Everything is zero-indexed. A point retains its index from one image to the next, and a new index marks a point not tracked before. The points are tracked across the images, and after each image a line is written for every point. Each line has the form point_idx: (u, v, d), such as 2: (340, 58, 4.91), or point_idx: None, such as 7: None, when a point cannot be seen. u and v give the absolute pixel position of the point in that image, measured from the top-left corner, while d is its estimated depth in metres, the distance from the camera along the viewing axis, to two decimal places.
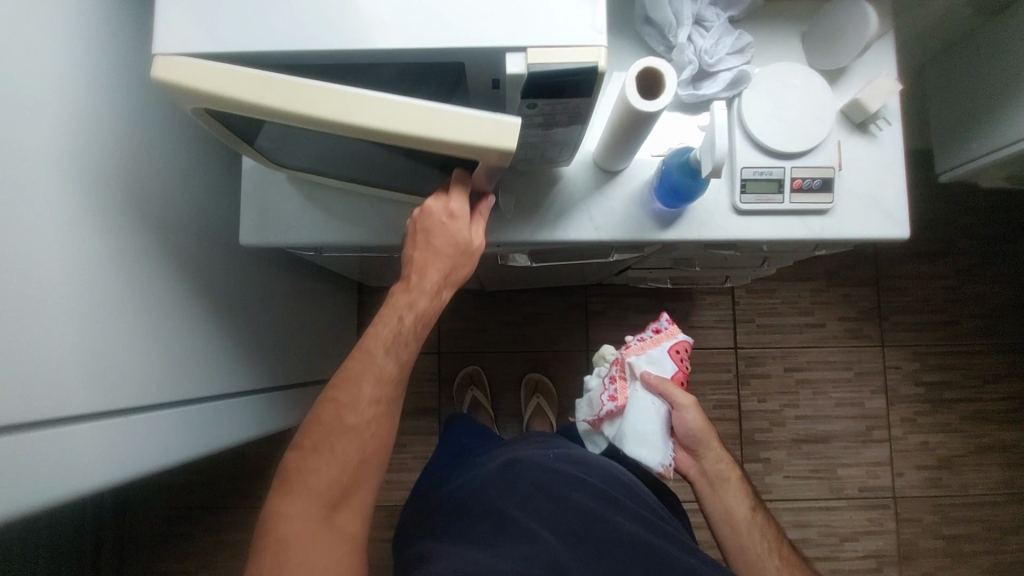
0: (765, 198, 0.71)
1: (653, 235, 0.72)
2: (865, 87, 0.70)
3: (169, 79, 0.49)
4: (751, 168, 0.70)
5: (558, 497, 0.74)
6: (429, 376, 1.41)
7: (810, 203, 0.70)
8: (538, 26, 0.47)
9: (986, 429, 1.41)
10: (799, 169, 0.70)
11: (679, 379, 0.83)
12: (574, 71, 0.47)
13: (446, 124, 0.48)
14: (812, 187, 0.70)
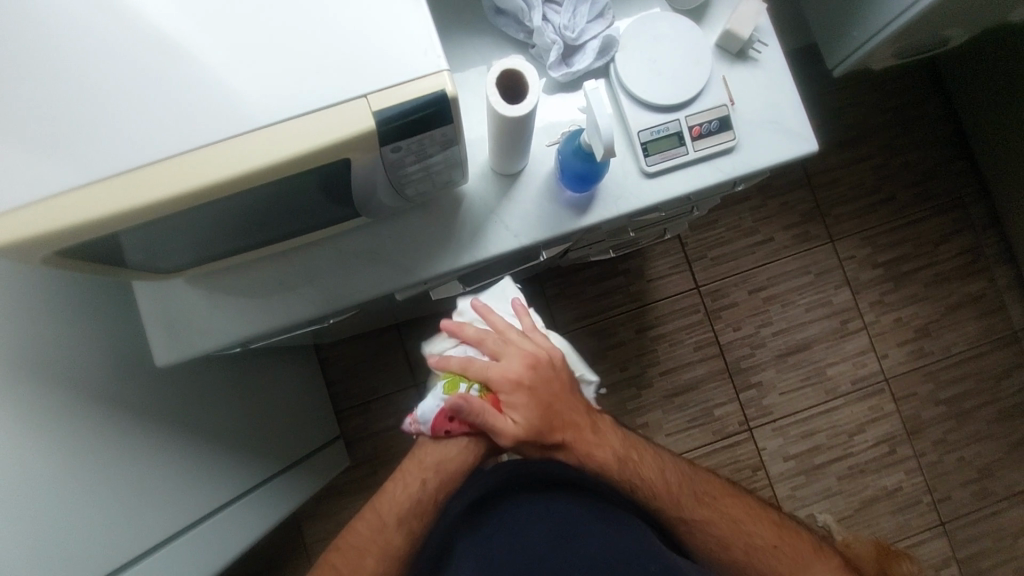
0: (670, 155, 0.69)
1: (572, 224, 0.70)
2: (732, 15, 0.69)
3: (4, 242, 0.44)
4: (646, 129, 0.69)
5: (525, 528, 0.77)
6: None
7: (715, 146, 0.69)
8: (373, 68, 0.43)
9: (950, 289, 1.45)
10: (693, 116, 0.69)
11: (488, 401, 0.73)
12: (425, 106, 0.44)
13: (299, 139, 0.44)
14: (711, 130, 0.69)
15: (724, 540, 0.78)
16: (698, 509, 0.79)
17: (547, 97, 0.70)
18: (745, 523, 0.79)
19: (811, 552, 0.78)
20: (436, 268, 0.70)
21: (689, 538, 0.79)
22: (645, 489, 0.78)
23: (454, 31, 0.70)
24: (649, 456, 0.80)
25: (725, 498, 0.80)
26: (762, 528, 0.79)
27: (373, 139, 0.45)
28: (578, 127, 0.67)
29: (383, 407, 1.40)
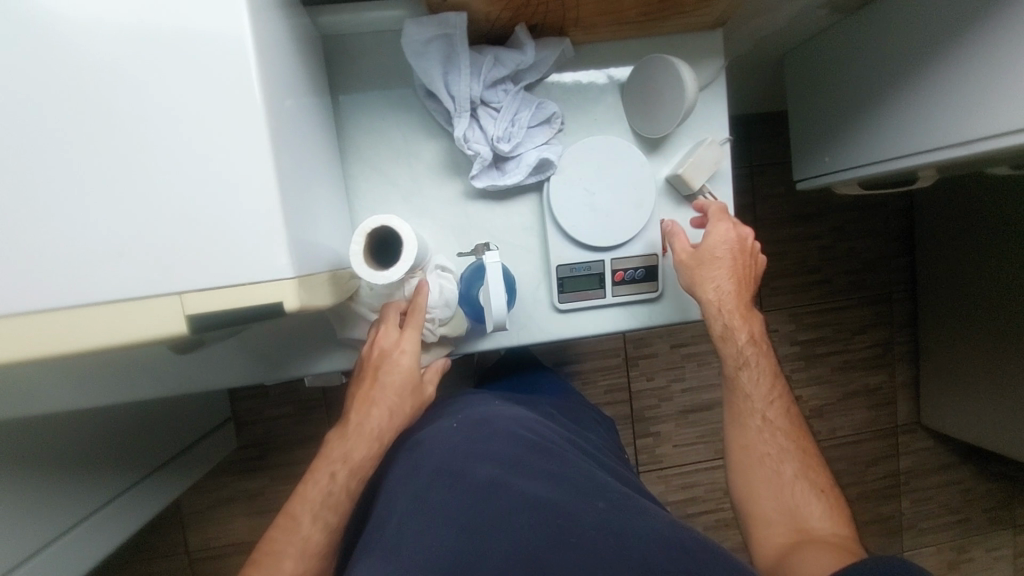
0: (586, 295, 0.63)
1: (468, 347, 0.63)
2: (689, 156, 0.61)
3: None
4: (565, 264, 0.62)
5: (464, 471, 0.52)
6: (315, 402, 1.36)
7: (635, 296, 0.63)
8: (204, 263, 0.35)
9: (853, 376, 1.51)
10: (620, 259, 0.63)
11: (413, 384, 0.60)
12: (253, 313, 0.36)
13: (127, 325, 0.35)
14: (635, 277, 0.63)
15: (754, 463, 0.62)
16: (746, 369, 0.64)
17: (465, 203, 0.61)
18: (791, 453, 0.61)
19: (814, 514, 0.59)
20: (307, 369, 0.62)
21: (747, 434, 0.63)
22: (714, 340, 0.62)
23: (376, 99, 0.59)
24: (721, 276, 0.60)
25: (767, 379, 0.64)
26: (791, 460, 0.61)
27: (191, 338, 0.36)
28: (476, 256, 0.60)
29: (281, 395, 1.35)
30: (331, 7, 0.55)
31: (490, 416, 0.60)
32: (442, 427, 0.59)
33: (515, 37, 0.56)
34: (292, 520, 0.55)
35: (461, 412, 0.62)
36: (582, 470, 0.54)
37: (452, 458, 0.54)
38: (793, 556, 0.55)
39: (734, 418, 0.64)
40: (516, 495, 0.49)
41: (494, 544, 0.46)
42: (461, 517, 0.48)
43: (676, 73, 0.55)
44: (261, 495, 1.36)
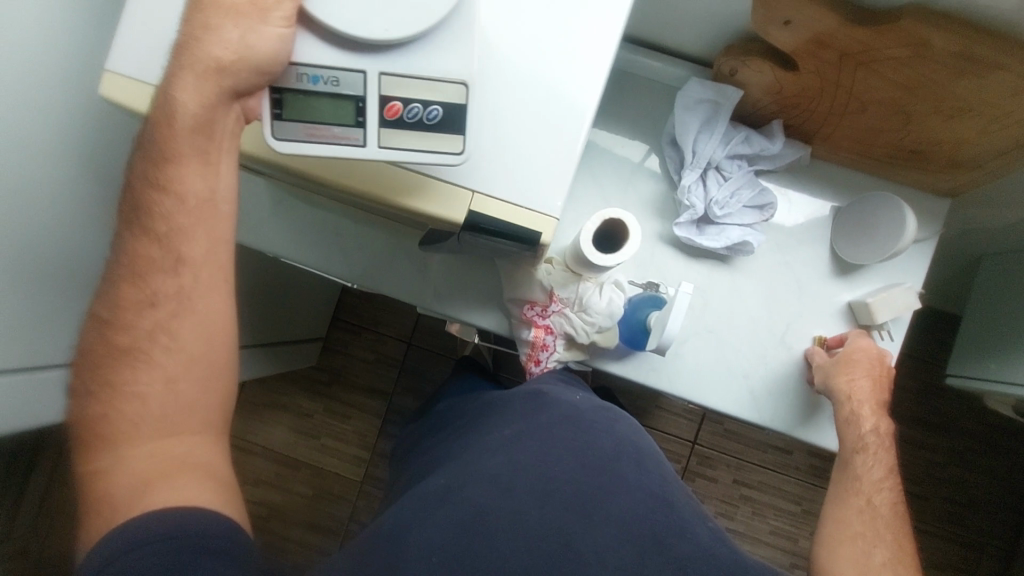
0: (328, 133, 0.41)
1: (603, 364, 0.67)
2: (880, 291, 0.64)
3: (112, 97, 0.44)
4: (324, 72, 0.41)
5: (585, 434, 0.57)
6: (394, 362, 1.45)
7: (412, 149, 0.41)
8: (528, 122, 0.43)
9: None
10: (394, 84, 0.41)
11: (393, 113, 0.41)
12: (513, 231, 0.43)
13: (422, 195, 0.43)
14: (418, 109, 0.41)
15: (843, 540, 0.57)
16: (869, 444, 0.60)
17: (657, 243, 0.67)
18: (889, 544, 0.56)
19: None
20: (465, 316, 0.70)
21: (844, 511, 0.58)
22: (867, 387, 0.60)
23: (625, 129, 0.68)
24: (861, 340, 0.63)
25: (887, 455, 0.59)
26: (883, 547, 0.55)
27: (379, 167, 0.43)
28: (648, 300, 0.63)
29: (371, 342, 1.45)
30: (628, 46, 0.65)
31: (602, 408, 0.64)
32: (572, 393, 0.64)
33: (766, 128, 0.64)
34: (130, 290, 0.47)
35: (553, 386, 0.64)
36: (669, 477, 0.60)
37: (573, 418, 0.59)
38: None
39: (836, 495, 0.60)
40: (625, 482, 0.54)
41: (613, 494, 0.52)
42: (585, 467, 0.54)
43: (901, 215, 0.60)
44: (310, 417, 1.45)
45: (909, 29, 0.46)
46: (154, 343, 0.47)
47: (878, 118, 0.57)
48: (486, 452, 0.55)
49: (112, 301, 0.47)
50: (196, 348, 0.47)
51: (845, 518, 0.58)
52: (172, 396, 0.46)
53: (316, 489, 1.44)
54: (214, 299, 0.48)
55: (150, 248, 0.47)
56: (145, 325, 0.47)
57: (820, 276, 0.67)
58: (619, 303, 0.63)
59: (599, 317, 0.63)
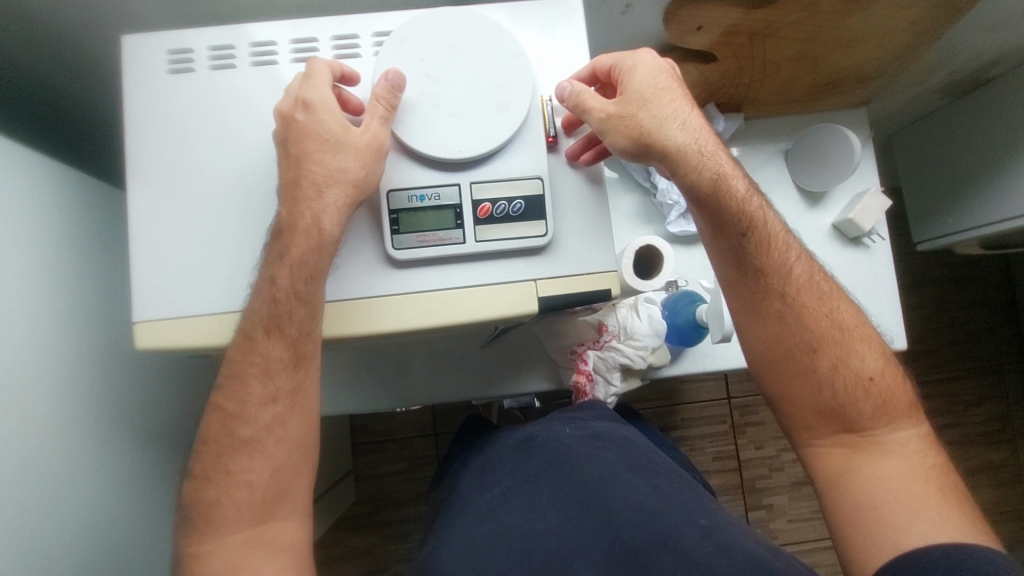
0: (435, 238, 0.44)
1: (664, 371, 0.70)
2: (855, 205, 0.71)
3: (152, 344, 0.44)
4: (410, 191, 0.45)
5: (573, 472, 0.51)
6: (430, 459, 1.41)
7: (507, 241, 0.45)
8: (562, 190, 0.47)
9: (971, 454, 1.39)
10: (485, 189, 0.45)
11: (485, 212, 0.45)
12: (576, 298, 0.46)
13: (479, 302, 0.45)
14: (506, 212, 0.45)
15: (806, 401, 0.54)
16: (817, 308, 0.54)
17: None
18: (861, 397, 0.53)
19: (887, 432, 0.53)
20: (523, 388, 0.71)
21: (801, 384, 0.54)
22: (764, 246, 0.53)
23: None
24: (680, 108, 0.49)
25: (854, 332, 0.54)
26: (859, 400, 0.53)
27: (458, 262, 0.45)
28: (682, 300, 0.67)
29: (399, 451, 1.40)
30: None
31: (601, 428, 0.59)
32: (560, 432, 0.58)
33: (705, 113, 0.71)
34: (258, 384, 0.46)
35: (595, 416, 0.63)
36: (676, 475, 0.55)
37: (566, 454, 0.53)
38: (857, 463, 0.52)
39: (794, 369, 0.54)
40: (616, 509, 0.47)
41: (604, 501, 0.47)
42: (575, 507, 0.48)
43: (845, 138, 0.68)
44: (372, 552, 1.38)
45: None
46: (269, 433, 0.47)
47: (793, 71, 0.66)
48: (469, 523, 0.49)
49: (235, 397, 0.47)
50: (299, 433, 0.48)
51: (803, 394, 0.54)
52: (275, 486, 0.47)
53: None
54: (316, 392, 0.48)
55: (268, 343, 0.45)
56: (267, 416, 0.47)
57: (800, 210, 0.74)
58: (657, 313, 0.67)
59: (642, 334, 0.66)
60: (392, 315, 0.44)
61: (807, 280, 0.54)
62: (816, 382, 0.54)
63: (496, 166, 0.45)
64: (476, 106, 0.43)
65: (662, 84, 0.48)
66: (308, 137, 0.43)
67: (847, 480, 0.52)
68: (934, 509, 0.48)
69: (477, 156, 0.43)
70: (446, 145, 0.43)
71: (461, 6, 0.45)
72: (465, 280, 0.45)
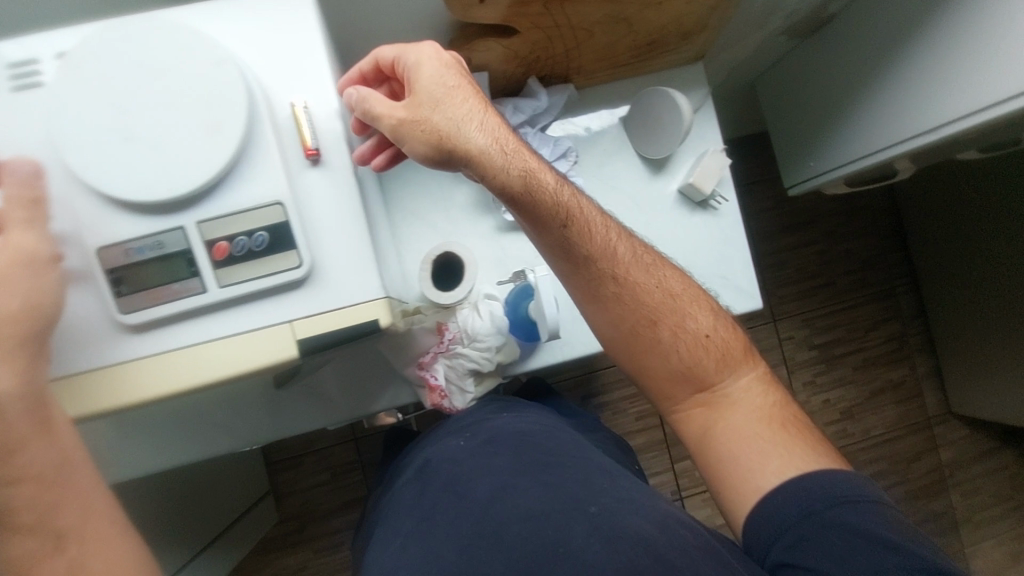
0: (168, 294, 0.38)
1: (519, 369, 0.66)
2: (696, 166, 0.68)
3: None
4: (123, 243, 0.37)
5: (464, 490, 0.48)
6: (352, 465, 1.36)
7: (254, 281, 0.38)
8: (317, 207, 0.39)
9: (875, 375, 1.43)
10: (218, 226, 0.38)
11: (224, 250, 0.38)
12: (346, 336, 0.40)
13: (229, 357, 0.38)
14: (246, 249, 0.38)
15: (659, 374, 0.53)
16: (648, 282, 0.53)
17: (500, 234, 0.67)
18: (702, 361, 0.52)
19: (732, 382, 0.53)
20: (373, 408, 0.65)
21: (649, 358, 0.53)
22: (586, 231, 0.50)
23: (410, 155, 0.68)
24: (472, 107, 0.47)
25: (684, 295, 0.54)
26: (703, 362, 0.52)
27: (202, 315, 0.39)
28: (520, 291, 0.63)
29: (318, 461, 1.35)
30: None
31: (496, 430, 0.55)
32: (450, 445, 0.55)
33: (527, 89, 0.66)
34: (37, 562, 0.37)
35: (471, 422, 0.59)
36: (582, 459, 0.52)
37: (457, 474, 0.51)
38: (711, 420, 0.52)
39: (635, 348, 0.53)
40: (508, 518, 0.44)
41: (493, 515, 0.45)
42: (470, 523, 0.45)
43: (672, 100, 0.65)
44: (306, 567, 1.34)
45: None
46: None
47: (606, 34, 0.61)
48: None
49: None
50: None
51: (654, 368, 0.53)
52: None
53: None
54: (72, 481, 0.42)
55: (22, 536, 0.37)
56: None
57: (644, 180, 0.71)
58: (498, 310, 0.62)
59: (487, 332, 0.61)
60: (123, 389, 0.37)
61: (634, 256, 0.53)
62: (659, 356, 0.53)
63: (226, 199, 0.38)
64: (179, 131, 0.36)
65: (450, 84, 0.46)
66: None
67: (712, 449, 0.51)
68: (791, 448, 0.49)
69: (187, 193, 0.36)
70: (144, 182, 0.36)
71: (129, 13, 0.37)
72: (211, 334, 0.39)
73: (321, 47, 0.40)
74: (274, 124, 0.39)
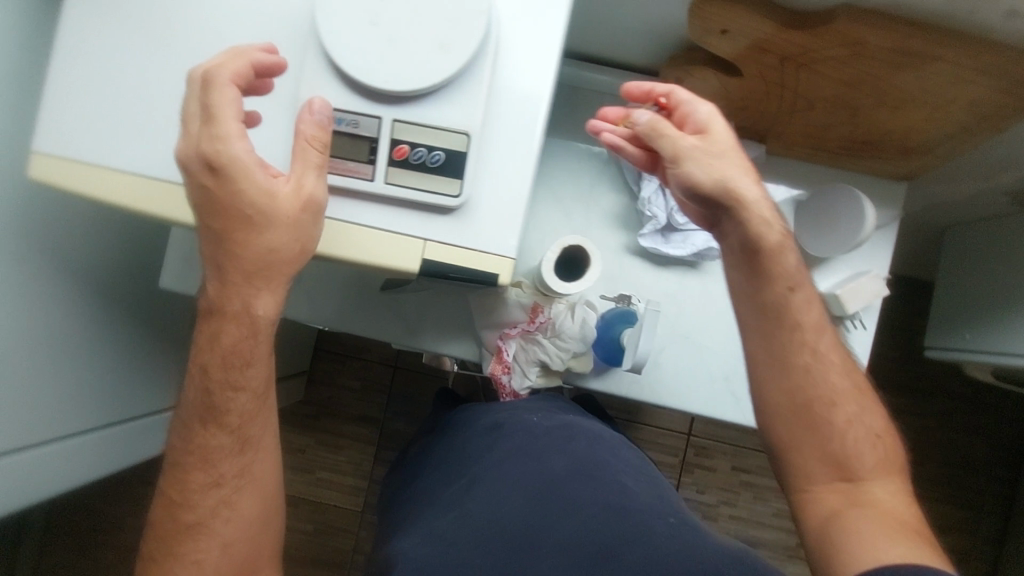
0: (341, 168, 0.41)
1: (581, 381, 0.66)
2: (850, 281, 0.64)
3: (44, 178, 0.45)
4: (327, 108, 0.40)
5: (537, 458, 0.49)
6: (381, 388, 1.42)
7: (414, 190, 0.40)
8: (497, 150, 0.41)
9: None
10: (407, 130, 0.40)
11: (402, 152, 0.40)
12: (465, 275, 0.42)
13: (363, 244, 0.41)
14: (420, 159, 0.40)
15: (805, 457, 0.49)
16: (829, 356, 0.50)
17: (624, 253, 0.67)
18: (857, 457, 0.48)
19: (881, 486, 0.47)
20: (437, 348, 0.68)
21: (805, 436, 0.49)
22: (798, 297, 0.50)
23: (578, 145, 0.69)
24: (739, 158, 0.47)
25: (867, 395, 0.50)
26: (861, 457, 0.48)
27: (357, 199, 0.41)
28: (620, 315, 0.62)
29: (356, 369, 1.42)
30: (576, 64, 0.67)
31: (569, 419, 0.55)
32: (524, 418, 0.56)
33: None
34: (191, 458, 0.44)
35: (549, 412, 0.58)
36: (646, 471, 0.52)
37: (529, 442, 0.51)
38: (849, 513, 0.46)
39: (802, 421, 0.49)
40: (582, 495, 0.45)
41: (564, 522, 0.43)
42: (540, 491, 0.46)
43: (860, 206, 0.61)
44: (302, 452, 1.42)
45: (844, 29, 0.47)
46: (213, 517, 0.45)
47: (827, 114, 0.58)
48: (434, 517, 0.47)
49: (181, 482, 0.44)
50: (247, 516, 0.46)
51: (804, 447, 0.49)
52: (229, 561, 0.45)
53: (316, 523, 1.41)
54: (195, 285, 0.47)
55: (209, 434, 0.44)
56: None
57: None
58: (592, 320, 0.63)
59: (572, 333, 0.62)
60: None
61: (826, 333, 0.51)
62: (813, 439, 0.49)
63: (423, 110, 0.40)
64: (417, 35, 0.39)
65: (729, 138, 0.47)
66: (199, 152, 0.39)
67: (839, 529, 0.45)
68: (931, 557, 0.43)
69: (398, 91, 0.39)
70: (371, 66, 0.39)
71: None
72: (355, 218, 0.42)
73: (565, 15, 0.41)
74: (496, 62, 0.41)
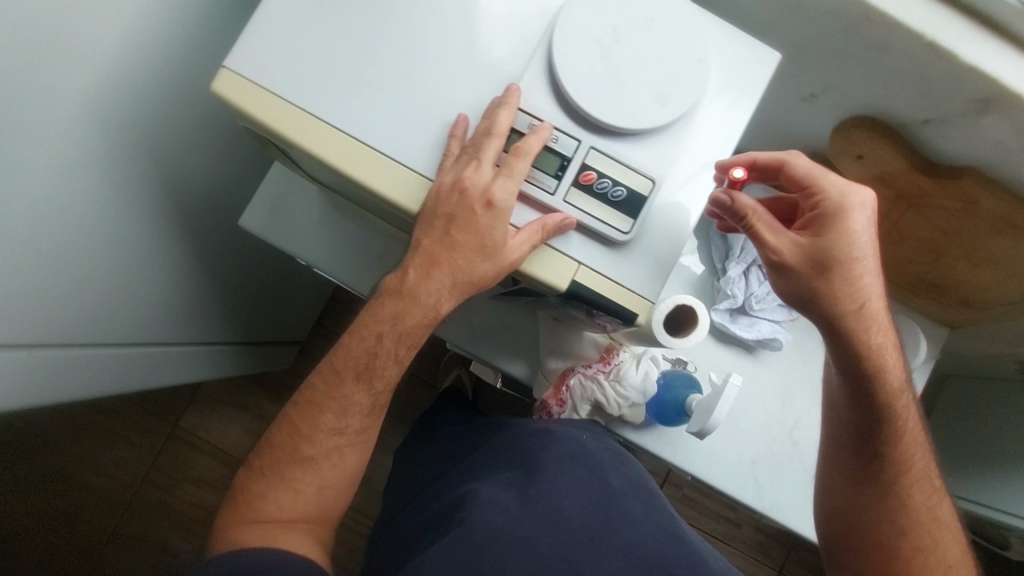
0: (530, 176, 0.43)
1: (622, 430, 0.68)
2: None
3: (223, 95, 0.44)
4: (536, 120, 0.43)
5: (593, 469, 0.58)
6: None
7: (589, 216, 0.42)
8: (673, 204, 0.44)
9: None
10: (600, 161, 0.43)
11: (591, 179, 0.43)
12: (605, 304, 0.44)
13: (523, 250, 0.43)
14: (605, 191, 0.43)
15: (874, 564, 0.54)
16: (915, 483, 0.55)
17: None
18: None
19: None
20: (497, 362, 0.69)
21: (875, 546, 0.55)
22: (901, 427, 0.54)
23: None
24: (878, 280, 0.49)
25: (944, 527, 0.55)
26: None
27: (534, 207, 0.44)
28: (682, 378, 0.65)
29: None
30: None
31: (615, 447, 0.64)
32: (578, 429, 0.64)
33: None
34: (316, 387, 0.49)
35: (600, 435, 0.65)
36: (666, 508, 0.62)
37: (587, 454, 0.60)
38: None
39: (878, 537, 0.55)
40: (631, 514, 0.55)
41: (623, 531, 0.53)
42: (596, 500, 0.55)
43: (916, 341, 0.66)
44: None
45: (966, 186, 0.53)
46: (328, 458, 0.50)
47: (911, 251, 0.64)
48: (505, 492, 0.53)
49: (308, 416, 0.49)
50: (352, 466, 0.51)
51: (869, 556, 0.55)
52: (319, 498, 0.50)
53: None
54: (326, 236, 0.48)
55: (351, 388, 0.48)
56: None
57: None
58: (653, 376, 0.65)
59: (633, 385, 0.64)
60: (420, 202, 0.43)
61: (916, 462, 0.55)
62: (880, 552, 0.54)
63: (621, 147, 0.43)
64: (636, 83, 0.43)
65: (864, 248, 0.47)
66: (438, 167, 0.43)
67: None
68: None
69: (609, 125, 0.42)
70: (592, 97, 0.42)
71: None
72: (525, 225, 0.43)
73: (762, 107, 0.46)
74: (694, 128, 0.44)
